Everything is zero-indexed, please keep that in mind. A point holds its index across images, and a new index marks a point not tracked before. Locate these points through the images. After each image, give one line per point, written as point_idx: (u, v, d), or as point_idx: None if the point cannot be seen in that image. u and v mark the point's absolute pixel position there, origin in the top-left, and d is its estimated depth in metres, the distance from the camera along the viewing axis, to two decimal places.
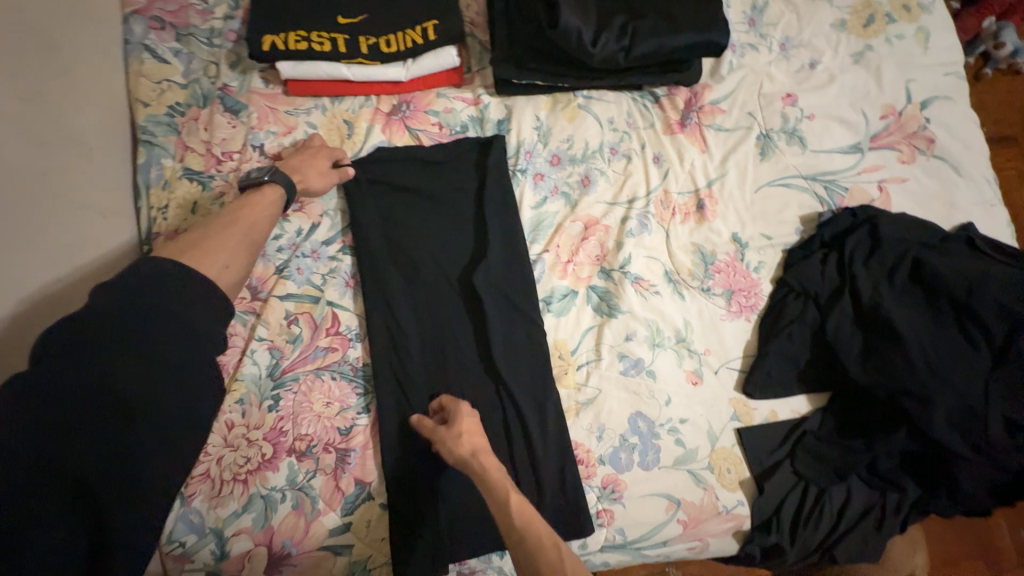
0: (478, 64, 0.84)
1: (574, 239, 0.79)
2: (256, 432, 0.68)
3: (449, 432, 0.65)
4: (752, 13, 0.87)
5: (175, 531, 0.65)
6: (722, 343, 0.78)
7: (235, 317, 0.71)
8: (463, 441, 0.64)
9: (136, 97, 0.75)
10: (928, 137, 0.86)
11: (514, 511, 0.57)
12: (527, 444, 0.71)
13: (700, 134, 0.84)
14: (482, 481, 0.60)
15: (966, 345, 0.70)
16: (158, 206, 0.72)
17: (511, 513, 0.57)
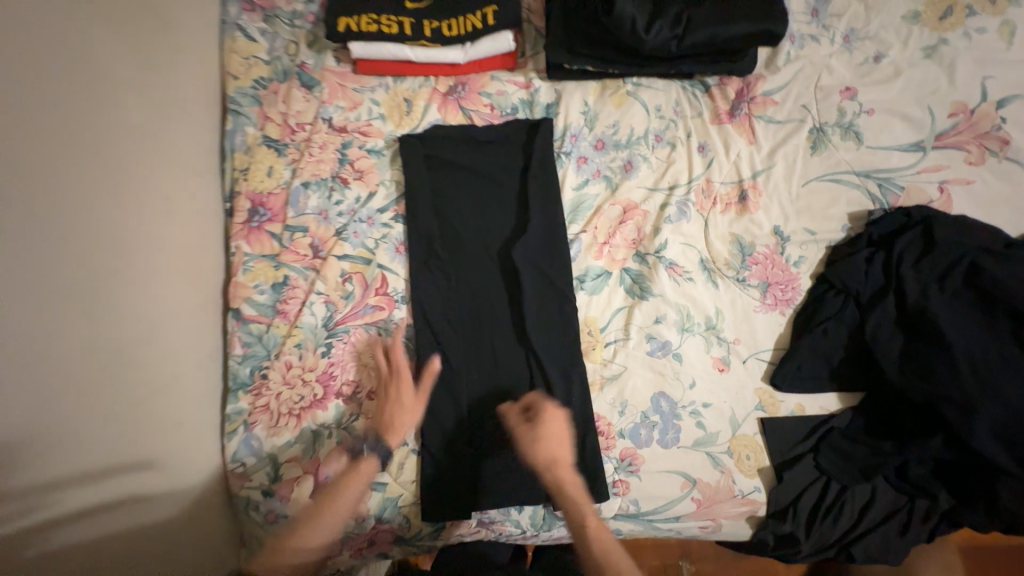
0: (532, 49, 0.88)
1: (612, 222, 0.82)
2: (310, 374, 0.76)
3: (532, 437, 0.71)
4: (815, 3, 0.85)
5: (237, 453, 0.74)
6: (752, 334, 0.79)
7: (298, 272, 0.79)
8: (545, 442, 0.70)
9: (228, 71, 0.84)
10: (1002, 137, 0.81)
11: (584, 518, 0.67)
12: None
13: (749, 126, 0.83)
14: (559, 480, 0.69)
15: (1019, 356, 0.67)
16: (240, 168, 0.82)
17: (580, 518, 0.67)
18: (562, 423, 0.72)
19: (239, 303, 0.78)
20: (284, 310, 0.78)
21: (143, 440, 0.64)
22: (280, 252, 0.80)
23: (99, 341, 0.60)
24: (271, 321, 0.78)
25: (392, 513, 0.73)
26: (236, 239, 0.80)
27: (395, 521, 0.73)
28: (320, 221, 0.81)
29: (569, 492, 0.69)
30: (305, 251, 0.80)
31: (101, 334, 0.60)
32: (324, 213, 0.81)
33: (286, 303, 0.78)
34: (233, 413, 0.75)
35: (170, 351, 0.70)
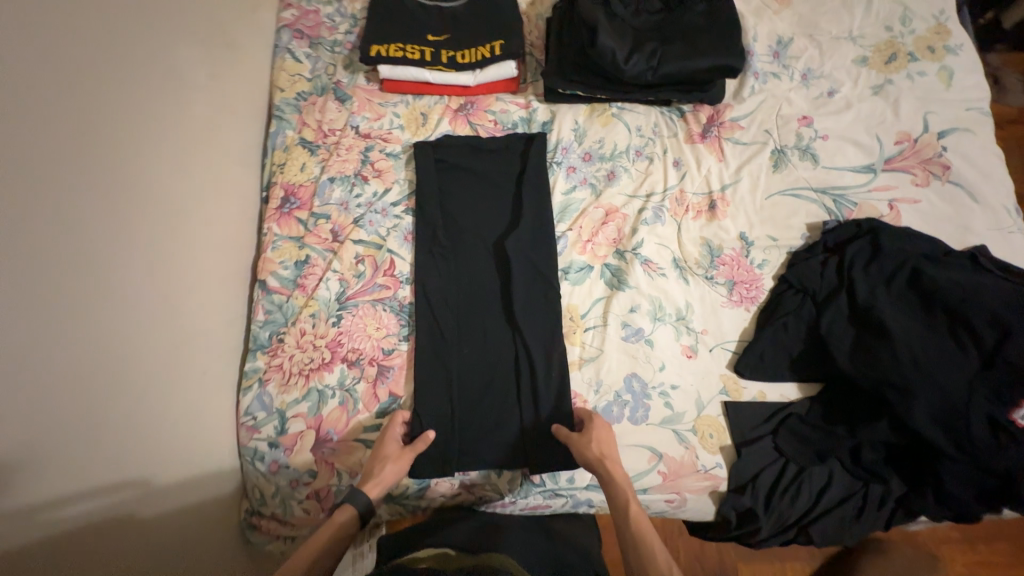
0: (533, 77, 1.03)
1: (595, 223, 0.93)
2: (320, 340, 0.86)
3: (586, 439, 0.75)
4: (777, 47, 1.00)
5: (250, 407, 0.83)
6: (719, 326, 0.87)
7: (318, 252, 0.91)
8: (594, 443, 0.74)
9: (276, 85, 1.00)
10: (944, 163, 0.91)
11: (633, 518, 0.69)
12: (532, 385, 0.83)
13: (718, 146, 0.95)
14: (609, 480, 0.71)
15: (954, 349, 0.75)
16: (278, 164, 0.96)
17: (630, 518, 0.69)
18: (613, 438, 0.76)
19: (266, 276, 0.89)
20: (303, 284, 0.90)
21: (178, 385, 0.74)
22: (305, 235, 0.92)
23: (154, 285, 0.72)
24: (291, 293, 0.89)
25: None
26: (269, 222, 0.93)
27: None
28: (341, 211, 0.93)
29: (615, 487, 0.72)
30: (326, 235, 0.92)
31: (155, 280, 0.72)
32: (345, 204, 0.94)
33: (305, 279, 0.90)
34: (251, 371, 0.85)
35: (204, 307, 0.82)
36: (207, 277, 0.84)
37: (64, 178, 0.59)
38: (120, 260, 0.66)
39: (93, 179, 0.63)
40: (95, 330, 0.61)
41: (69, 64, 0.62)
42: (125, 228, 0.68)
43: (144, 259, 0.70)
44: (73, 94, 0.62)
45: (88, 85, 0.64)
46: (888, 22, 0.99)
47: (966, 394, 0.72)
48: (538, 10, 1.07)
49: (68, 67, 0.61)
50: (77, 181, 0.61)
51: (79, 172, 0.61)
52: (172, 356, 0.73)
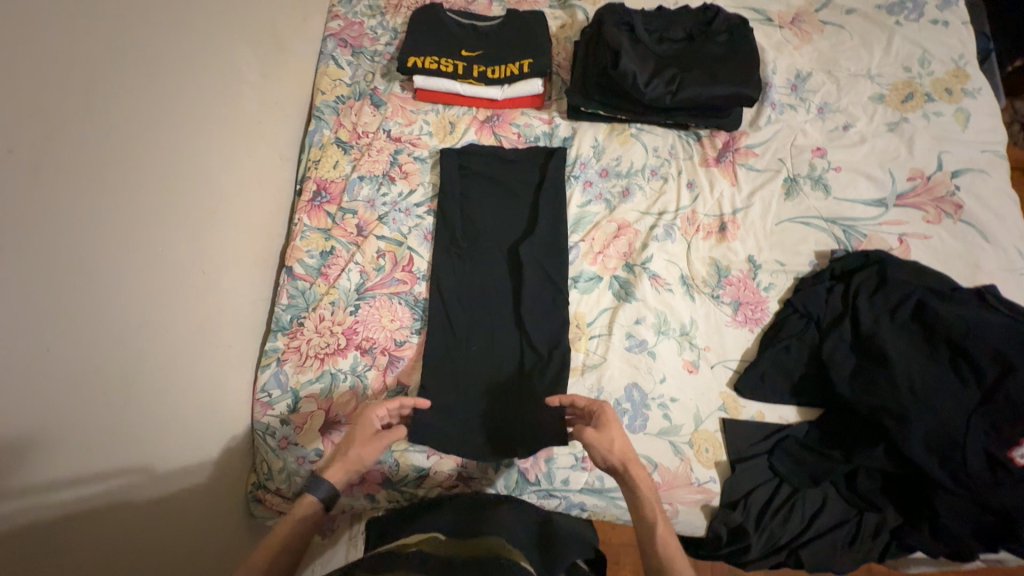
0: (558, 95, 1.08)
1: (607, 236, 0.97)
2: (337, 327, 0.90)
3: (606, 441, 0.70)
4: (795, 80, 1.03)
5: (266, 384, 0.87)
6: (722, 344, 0.89)
7: (342, 244, 0.96)
8: (617, 447, 0.70)
9: (318, 88, 1.08)
10: (956, 202, 0.93)
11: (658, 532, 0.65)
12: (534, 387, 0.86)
13: (732, 171, 0.99)
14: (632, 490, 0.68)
15: (956, 382, 0.75)
16: (313, 160, 1.03)
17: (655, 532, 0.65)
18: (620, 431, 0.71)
19: (292, 263, 0.95)
20: (326, 273, 0.95)
21: (199, 359, 0.79)
22: (332, 228, 0.98)
23: (187, 261, 0.77)
24: (315, 280, 0.94)
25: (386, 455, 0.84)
26: (300, 214, 0.99)
27: (386, 464, 0.83)
28: (368, 208, 0.99)
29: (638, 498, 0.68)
30: (351, 229, 0.98)
31: (189, 257, 0.78)
32: (372, 202, 0.99)
33: (328, 268, 0.95)
34: (270, 350, 0.90)
35: (232, 287, 0.88)
36: (238, 259, 0.90)
37: (117, 158, 0.65)
38: (160, 236, 0.72)
39: (141, 160, 0.69)
40: (130, 297, 0.66)
41: (136, 58, 0.69)
42: (166, 207, 0.74)
43: (180, 236, 0.76)
44: (134, 84, 0.69)
45: (145, 78, 0.71)
46: (907, 62, 1.02)
47: (963, 425, 0.72)
48: (568, 33, 1.13)
49: (133, 62, 0.69)
50: (128, 163, 0.67)
51: (131, 153, 0.68)
52: (196, 329, 0.79)
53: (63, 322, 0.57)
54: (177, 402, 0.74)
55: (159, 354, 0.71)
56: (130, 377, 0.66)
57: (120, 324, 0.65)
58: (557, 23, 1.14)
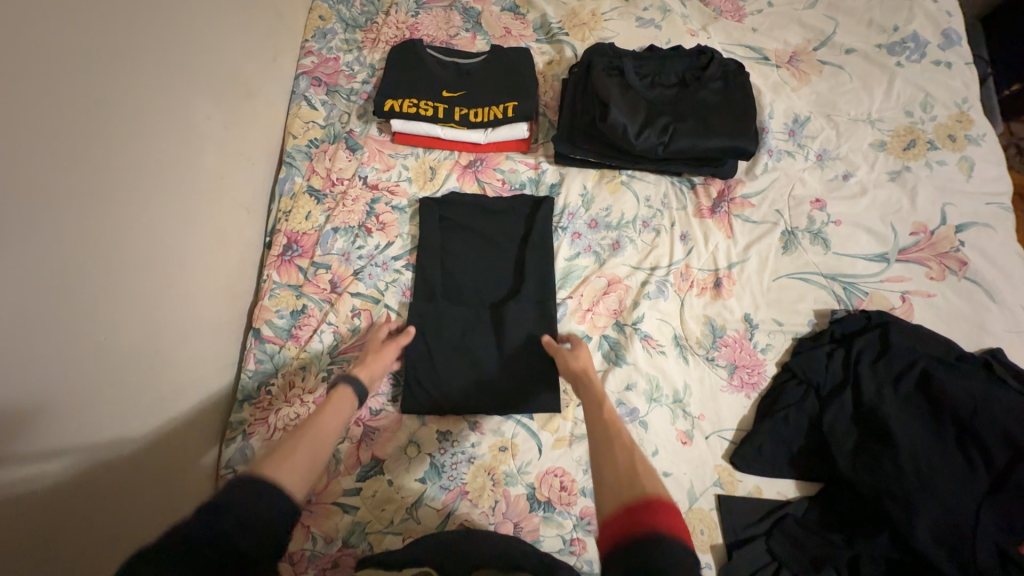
0: (544, 137, 1.03)
1: (596, 292, 0.91)
2: (309, 395, 0.84)
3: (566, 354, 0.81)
4: (793, 125, 0.98)
5: (231, 460, 0.81)
6: (717, 411, 0.84)
7: (315, 303, 0.90)
8: (579, 359, 0.80)
9: (290, 132, 1.02)
10: (960, 258, 0.88)
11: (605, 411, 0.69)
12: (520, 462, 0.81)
13: (727, 222, 0.94)
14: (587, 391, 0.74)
15: (964, 465, 0.71)
16: (284, 210, 0.97)
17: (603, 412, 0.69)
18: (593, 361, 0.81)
19: (261, 324, 0.89)
20: (297, 334, 0.89)
21: (159, 446, 0.72)
22: (303, 284, 0.92)
23: (141, 341, 0.70)
24: (284, 343, 0.88)
25: (359, 538, 0.78)
26: (269, 269, 0.92)
27: (359, 548, 0.77)
28: (342, 262, 0.93)
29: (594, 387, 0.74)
30: (324, 286, 0.91)
31: (142, 336, 0.70)
32: (346, 255, 0.93)
33: (300, 329, 0.89)
34: (235, 422, 0.84)
35: (195, 358, 0.80)
36: (202, 326, 0.82)
37: (55, 244, 0.58)
38: (108, 321, 0.64)
39: (85, 239, 0.61)
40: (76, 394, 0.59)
41: (82, 125, 0.61)
42: (115, 286, 0.66)
43: (132, 316, 0.68)
44: (80, 156, 0.61)
45: (95, 145, 0.63)
46: (909, 106, 0.98)
47: (972, 515, 0.68)
48: (555, 70, 1.07)
49: (80, 130, 0.61)
50: (68, 247, 0.59)
51: (74, 234, 0.60)
52: (151, 414, 0.71)
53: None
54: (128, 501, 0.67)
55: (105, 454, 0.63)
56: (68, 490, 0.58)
57: (53, 433, 0.57)
58: (543, 59, 1.09)
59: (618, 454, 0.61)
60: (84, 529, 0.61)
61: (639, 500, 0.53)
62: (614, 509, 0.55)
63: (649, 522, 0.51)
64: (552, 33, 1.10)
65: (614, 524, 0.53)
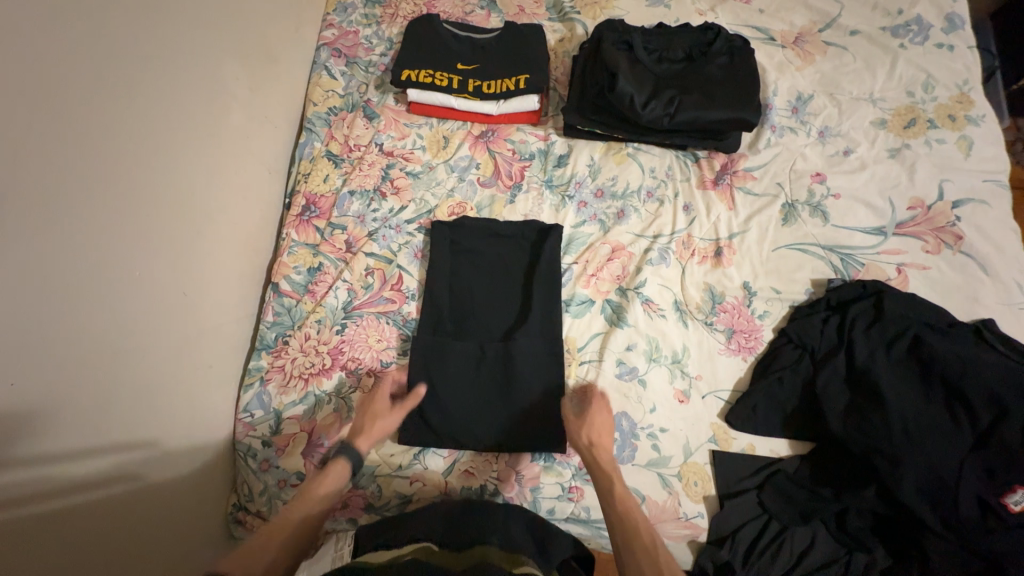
0: (554, 111, 1.06)
1: (601, 259, 0.95)
2: (323, 346, 0.89)
3: (575, 421, 0.80)
4: (796, 103, 1.01)
5: (250, 404, 0.86)
6: (714, 372, 0.87)
7: (331, 261, 0.95)
8: (585, 429, 0.78)
9: (310, 99, 1.06)
10: (956, 233, 0.90)
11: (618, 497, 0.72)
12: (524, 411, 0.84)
13: (729, 194, 0.97)
14: (596, 464, 0.75)
15: (950, 425, 0.74)
16: (303, 173, 1.01)
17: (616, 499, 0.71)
18: (607, 426, 0.80)
19: (279, 279, 0.93)
20: (313, 290, 0.93)
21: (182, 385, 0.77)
22: (320, 243, 0.96)
23: (169, 282, 0.74)
24: (301, 298, 0.93)
25: (369, 480, 0.82)
26: (288, 228, 0.97)
27: (369, 488, 0.82)
28: (357, 223, 0.97)
29: (604, 470, 0.74)
30: (340, 245, 0.96)
31: (169, 277, 0.74)
32: (362, 217, 0.98)
33: (316, 285, 0.93)
34: (253, 369, 0.88)
35: (216, 305, 0.85)
36: (223, 276, 0.87)
37: (97, 180, 0.62)
38: (142, 259, 0.69)
39: (122, 179, 0.66)
40: (111, 324, 0.64)
41: (124, 72, 0.66)
42: (148, 227, 0.70)
43: (162, 257, 0.73)
44: (122, 102, 0.65)
45: (133, 92, 0.67)
46: (910, 86, 1.00)
47: (955, 470, 0.71)
48: (567, 47, 1.11)
49: (121, 76, 0.65)
50: (107, 184, 0.63)
51: (115, 174, 0.64)
52: (176, 353, 0.75)
53: (28, 366, 0.53)
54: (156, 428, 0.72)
55: (136, 381, 0.68)
56: (103, 408, 0.63)
57: (90, 358, 0.61)
58: (555, 36, 1.12)
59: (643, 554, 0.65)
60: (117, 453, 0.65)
61: None
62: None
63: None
64: (564, 11, 1.13)
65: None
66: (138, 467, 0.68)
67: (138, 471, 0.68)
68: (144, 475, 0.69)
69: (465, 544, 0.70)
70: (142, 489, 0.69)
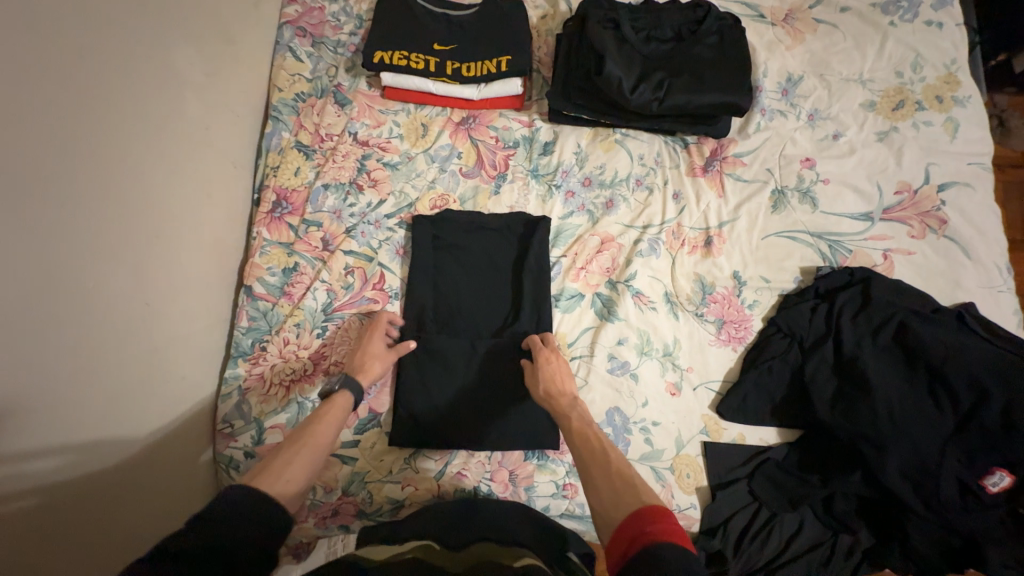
0: (538, 95, 1.01)
1: (590, 251, 0.92)
2: (304, 351, 0.85)
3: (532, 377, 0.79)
4: (786, 84, 0.99)
5: (228, 415, 0.82)
6: (705, 364, 0.87)
7: (307, 260, 0.89)
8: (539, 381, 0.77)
9: (275, 84, 0.98)
10: (940, 217, 0.91)
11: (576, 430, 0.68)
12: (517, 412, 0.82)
13: (719, 181, 0.95)
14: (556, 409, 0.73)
15: (933, 409, 0.76)
16: (272, 166, 0.94)
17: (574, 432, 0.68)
18: (568, 376, 0.79)
19: (252, 281, 0.88)
20: (290, 292, 0.88)
21: (153, 401, 0.72)
22: (295, 242, 0.90)
23: (130, 293, 0.69)
24: (277, 300, 0.88)
25: (359, 487, 0.80)
26: (258, 226, 0.91)
27: (359, 495, 0.80)
28: (333, 219, 0.92)
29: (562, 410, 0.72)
30: (316, 244, 0.90)
31: (130, 288, 0.68)
32: (338, 213, 0.92)
33: (292, 287, 0.88)
34: (230, 378, 0.84)
35: (186, 313, 0.80)
36: (191, 281, 0.81)
37: (35, 187, 0.55)
38: (97, 270, 0.63)
39: (67, 184, 0.59)
40: (66, 344, 0.58)
41: (56, 61, 0.58)
42: (101, 235, 0.64)
43: (119, 267, 0.67)
44: (59, 94, 0.58)
45: (69, 84, 0.60)
46: (899, 66, 0.98)
47: (937, 453, 0.73)
48: (549, 25, 1.05)
49: (53, 66, 0.58)
50: (47, 191, 0.57)
51: (56, 179, 0.58)
52: (144, 368, 0.71)
53: None
54: (127, 449, 0.67)
55: (100, 402, 0.63)
56: (65, 436, 0.58)
57: (47, 383, 0.56)
58: (537, 13, 1.05)
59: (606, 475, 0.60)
60: (85, 479, 0.61)
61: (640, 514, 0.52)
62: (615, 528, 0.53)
63: (644, 532, 0.50)
64: None
65: (613, 552, 0.52)
66: (109, 493, 0.64)
67: (109, 497, 0.64)
68: (117, 500, 0.66)
69: (462, 546, 0.68)
70: (116, 515, 0.65)
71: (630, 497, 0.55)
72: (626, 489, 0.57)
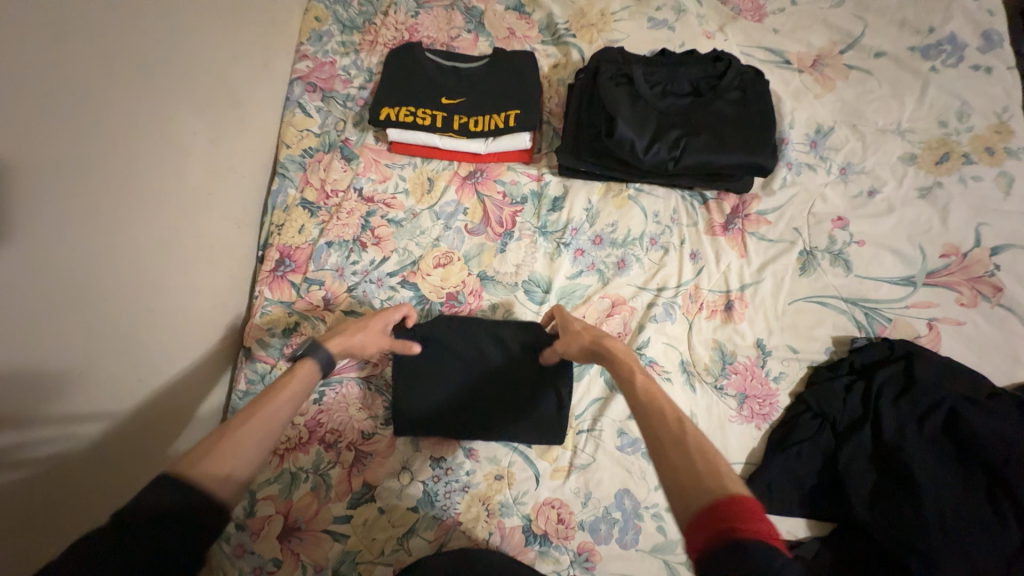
0: (548, 147, 0.98)
1: (599, 313, 0.86)
2: (300, 418, 0.83)
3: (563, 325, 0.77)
4: (815, 136, 0.92)
5: None
6: (725, 445, 0.79)
7: (307, 320, 0.87)
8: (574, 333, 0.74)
9: (283, 141, 0.98)
10: (995, 284, 0.81)
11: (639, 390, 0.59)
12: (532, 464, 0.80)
13: (741, 240, 0.88)
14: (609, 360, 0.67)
15: (994, 518, 0.66)
16: (277, 223, 0.94)
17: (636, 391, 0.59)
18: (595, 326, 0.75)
19: (251, 343, 0.87)
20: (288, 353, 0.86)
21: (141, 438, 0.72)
22: (296, 301, 0.89)
23: (115, 373, 0.67)
24: (275, 362, 0.86)
25: (349, 569, 0.75)
26: (261, 285, 0.90)
27: None
28: (336, 278, 0.90)
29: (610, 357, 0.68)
30: (317, 303, 0.88)
31: (123, 366, 0.68)
32: (340, 271, 0.90)
33: (291, 348, 0.86)
34: None
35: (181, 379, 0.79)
36: (188, 347, 0.80)
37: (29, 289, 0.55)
38: (87, 353, 0.63)
39: (55, 279, 0.58)
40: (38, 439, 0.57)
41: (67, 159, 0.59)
42: (93, 317, 0.63)
43: (107, 346, 0.66)
44: (66, 189, 0.59)
45: (65, 174, 0.58)
46: (943, 115, 0.90)
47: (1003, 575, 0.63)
48: (561, 74, 1.02)
49: (61, 162, 0.58)
50: (39, 288, 0.56)
51: (56, 274, 0.58)
52: (119, 445, 0.69)
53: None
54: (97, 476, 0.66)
55: (52, 497, 0.59)
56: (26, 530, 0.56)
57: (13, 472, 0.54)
58: (549, 62, 1.03)
59: (671, 447, 0.50)
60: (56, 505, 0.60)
61: (718, 498, 0.44)
62: (697, 515, 0.44)
63: (734, 528, 0.41)
64: (558, 34, 1.04)
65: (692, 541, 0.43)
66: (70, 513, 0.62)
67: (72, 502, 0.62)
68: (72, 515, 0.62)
69: None
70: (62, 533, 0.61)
71: (710, 480, 0.46)
72: (703, 463, 0.48)
